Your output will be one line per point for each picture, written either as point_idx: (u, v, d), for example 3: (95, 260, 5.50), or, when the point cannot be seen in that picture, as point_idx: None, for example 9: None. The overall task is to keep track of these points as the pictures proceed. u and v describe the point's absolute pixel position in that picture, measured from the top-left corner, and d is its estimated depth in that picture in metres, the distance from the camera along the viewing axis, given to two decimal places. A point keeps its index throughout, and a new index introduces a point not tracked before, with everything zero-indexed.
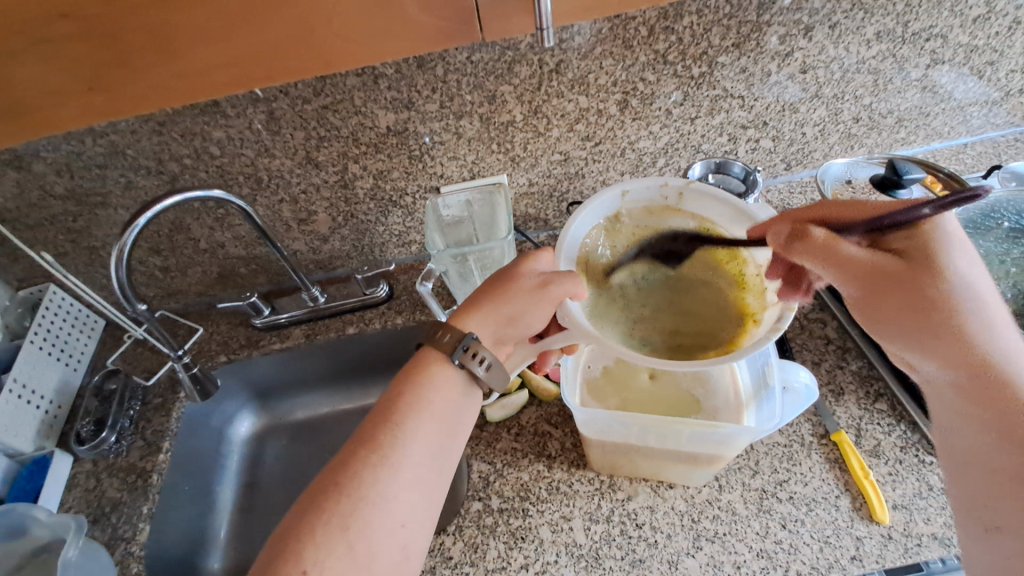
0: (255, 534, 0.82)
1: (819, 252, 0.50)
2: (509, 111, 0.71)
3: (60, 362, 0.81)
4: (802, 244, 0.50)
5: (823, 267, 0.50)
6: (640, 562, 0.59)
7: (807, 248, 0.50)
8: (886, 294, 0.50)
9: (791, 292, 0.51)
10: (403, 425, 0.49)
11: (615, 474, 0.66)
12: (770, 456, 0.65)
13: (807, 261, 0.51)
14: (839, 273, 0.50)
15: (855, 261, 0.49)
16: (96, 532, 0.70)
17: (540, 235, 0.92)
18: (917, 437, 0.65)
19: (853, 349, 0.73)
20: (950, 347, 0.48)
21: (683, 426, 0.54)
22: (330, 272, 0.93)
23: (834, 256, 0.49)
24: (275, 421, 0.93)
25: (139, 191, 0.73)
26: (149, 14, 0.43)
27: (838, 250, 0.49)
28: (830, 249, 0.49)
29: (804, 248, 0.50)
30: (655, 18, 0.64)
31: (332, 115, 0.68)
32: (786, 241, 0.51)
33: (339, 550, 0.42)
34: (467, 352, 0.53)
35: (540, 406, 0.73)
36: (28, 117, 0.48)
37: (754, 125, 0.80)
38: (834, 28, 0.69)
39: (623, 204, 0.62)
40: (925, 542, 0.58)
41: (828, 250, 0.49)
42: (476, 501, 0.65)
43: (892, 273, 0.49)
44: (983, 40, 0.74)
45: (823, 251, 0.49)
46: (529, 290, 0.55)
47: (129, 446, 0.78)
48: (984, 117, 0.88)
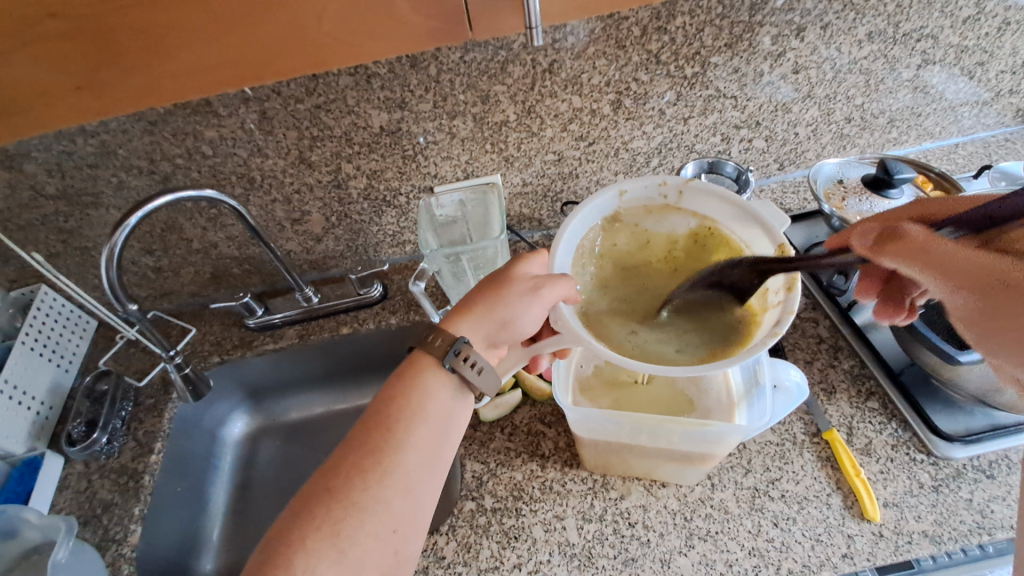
0: (248, 535, 0.81)
1: (916, 251, 0.41)
2: (503, 111, 0.72)
3: (51, 363, 0.81)
4: (892, 245, 0.43)
5: (924, 272, 0.42)
6: (632, 561, 0.59)
7: (901, 249, 0.42)
8: (1021, 311, 0.37)
9: (793, 295, 0.51)
10: (395, 429, 0.49)
11: (608, 474, 0.66)
12: (762, 454, 0.66)
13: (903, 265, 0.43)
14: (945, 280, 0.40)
15: (968, 265, 0.39)
16: (88, 534, 0.70)
17: (534, 234, 0.92)
18: (908, 435, 0.66)
19: (844, 348, 0.74)
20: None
21: (674, 425, 0.55)
22: (324, 272, 0.93)
23: (937, 255, 0.40)
24: (268, 421, 0.92)
25: (131, 191, 0.73)
26: (137, 12, 0.43)
27: (940, 248, 0.40)
28: (931, 248, 0.41)
29: (894, 250, 0.43)
30: (648, 18, 0.64)
31: (325, 115, 0.68)
32: (872, 242, 0.45)
33: (331, 556, 0.42)
34: (459, 357, 0.53)
35: (533, 405, 0.73)
36: (16, 117, 0.48)
37: (747, 125, 0.80)
38: (826, 28, 0.70)
39: (621, 204, 0.61)
40: (916, 540, 0.58)
41: (923, 248, 0.41)
42: (469, 501, 0.65)
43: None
44: (974, 41, 0.75)
45: (917, 248, 0.41)
46: (522, 293, 0.55)
47: (121, 447, 0.77)
48: (975, 117, 0.89)
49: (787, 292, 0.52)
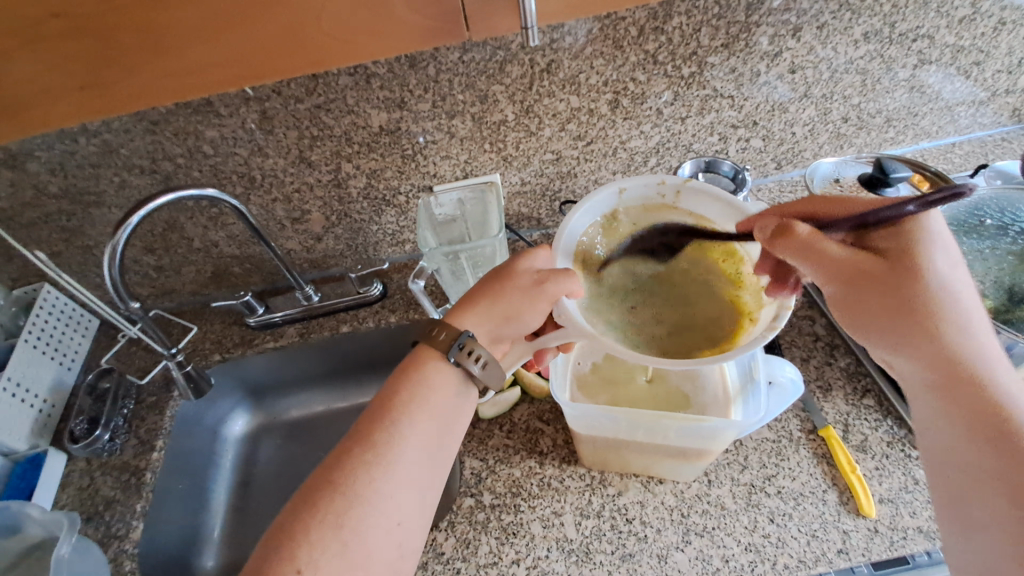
0: (248, 532, 0.82)
1: (802, 247, 0.50)
2: (501, 111, 0.72)
3: (54, 361, 0.81)
4: (787, 240, 0.50)
5: (804, 264, 0.51)
6: (630, 557, 0.60)
7: (792, 245, 0.50)
8: (867, 294, 0.51)
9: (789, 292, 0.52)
10: (398, 423, 0.50)
11: (606, 470, 0.66)
12: (759, 451, 0.66)
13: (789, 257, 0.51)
14: (816, 271, 0.50)
15: (837, 258, 0.50)
16: (90, 530, 0.70)
17: (533, 233, 0.93)
18: (903, 432, 0.66)
19: (841, 346, 0.74)
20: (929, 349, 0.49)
21: (670, 422, 0.55)
22: (324, 271, 0.93)
23: (816, 251, 0.50)
24: (269, 419, 0.93)
25: (133, 190, 0.74)
26: (138, 12, 0.44)
27: (823, 245, 0.50)
28: (814, 244, 0.50)
29: (789, 245, 0.50)
30: (645, 19, 0.64)
31: (325, 115, 0.68)
32: (771, 235, 0.52)
33: (334, 548, 0.43)
34: (463, 351, 0.53)
35: (532, 403, 0.74)
36: (21, 117, 0.49)
37: (744, 124, 0.81)
38: (822, 28, 0.70)
39: (620, 202, 0.63)
40: (911, 535, 0.59)
41: (811, 246, 0.50)
42: (468, 497, 0.66)
43: (871, 272, 0.50)
44: (969, 41, 0.75)
45: (809, 245, 0.50)
46: (526, 288, 0.56)
47: (123, 445, 0.78)
48: (971, 117, 0.89)
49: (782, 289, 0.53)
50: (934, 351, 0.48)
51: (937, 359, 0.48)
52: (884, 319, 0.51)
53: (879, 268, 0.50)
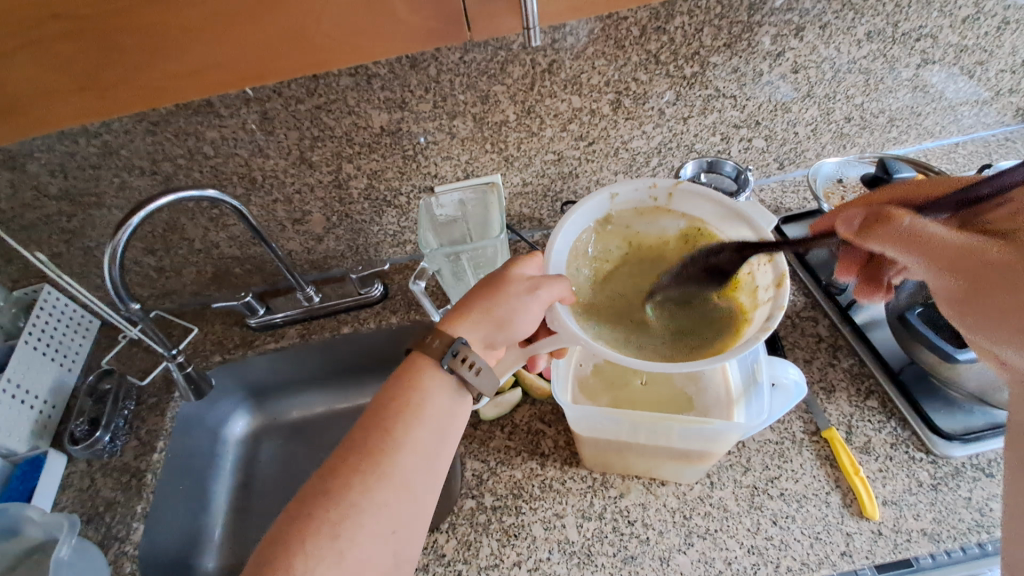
0: (249, 533, 0.82)
1: (898, 235, 0.45)
2: (503, 111, 0.72)
3: (54, 362, 0.81)
4: (880, 227, 0.46)
5: (903, 252, 0.45)
6: (632, 559, 0.60)
7: (885, 232, 0.46)
8: (991, 283, 0.41)
9: (782, 291, 0.51)
10: (394, 430, 0.49)
11: (607, 472, 0.66)
12: (761, 453, 0.66)
13: (885, 246, 0.46)
14: (921, 257, 0.44)
15: (943, 242, 0.43)
16: (90, 532, 0.70)
17: (534, 234, 0.92)
18: (907, 433, 0.66)
19: (844, 347, 0.74)
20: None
21: (674, 423, 0.54)
22: (325, 272, 0.93)
23: (918, 237, 0.44)
24: (270, 420, 0.93)
25: (134, 191, 0.73)
26: (138, 13, 0.43)
27: (926, 229, 0.44)
28: (916, 229, 0.44)
29: (885, 232, 0.46)
30: (647, 19, 0.64)
31: (326, 115, 0.68)
32: (860, 226, 0.49)
33: (330, 558, 0.42)
34: (457, 357, 0.53)
35: (533, 404, 0.74)
36: (19, 118, 0.48)
37: (747, 124, 0.81)
38: (825, 28, 0.70)
39: (613, 207, 0.62)
40: (914, 538, 0.59)
41: (910, 232, 0.44)
42: (469, 499, 0.66)
43: (1002, 258, 0.41)
44: (973, 40, 0.75)
45: (907, 231, 0.44)
46: (517, 292, 0.56)
47: (123, 446, 0.78)
48: (974, 117, 0.89)
49: (776, 289, 0.52)
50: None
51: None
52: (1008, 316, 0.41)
53: (1000, 251, 0.41)
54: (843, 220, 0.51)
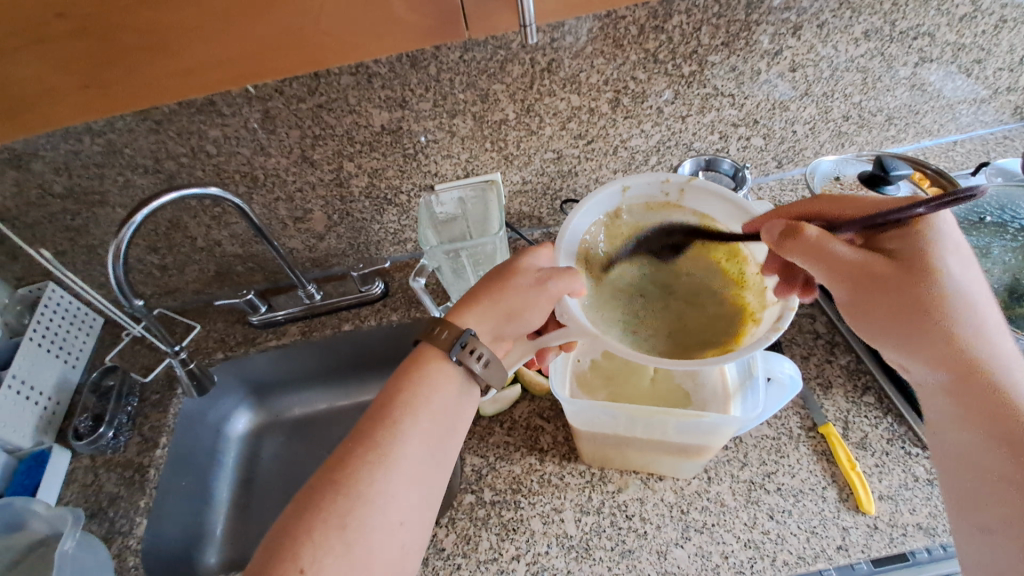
0: (251, 528, 0.82)
1: (810, 249, 0.49)
2: (502, 109, 0.72)
3: (59, 359, 0.82)
4: (797, 241, 0.50)
5: (813, 266, 0.50)
6: (629, 553, 0.60)
7: (801, 246, 0.49)
8: (878, 292, 0.51)
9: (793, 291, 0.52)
10: (401, 423, 0.50)
11: (606, 467, 0.67)
12: (759, 448, 0.66)
13: (802, 260, 0.50)
14: (829, 271, 0.50)
15: (845, 258, 0.50)
16: (94, 526, 0.71)
17: (534, 233, 0.93)
18: (903, 429, 0.66)
19: (841, 344, 0.74)
20: (936, 349, 0.49)
21: (669, 416, 0.55)
22: (326, 270, 0.94)
23: (824, 256, 0.50)
24: (272, 418, 0.94)
25: (137, 190, 0.74)
26: (139, 12, 0.44)
27: (829, 246, 0.50)
28: (823, 245, 0.50)
29: (796, 246, 0.50)
30: (645, 17, 0.65)
31: (327, 114, 0.69)
32: (779, 236, 0.51)
33: (337, 549, 0.43)
34: (466, 349, 0.54)
35: (532, 400, 0.74)
36: (27, 116, 0.49)
37: (745, 123, 0.81)
38: (822, 27, 0.70)
39: (623, 200, 0.62)
40: (910, 532, 0.59)
41: (819, 246, 0.50)
42: (468, 494, 0.66)
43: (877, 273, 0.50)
44: (971, 39, 0.75)
45: (817, 246, 0.50)
46: (527, 286, 0.56)
47: (127, 442, 0.79)
48: (973, 115, 0.89)
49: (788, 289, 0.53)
50: (944, 350, 0.49)
51: (952, 361, 0.48)
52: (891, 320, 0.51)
53: (887, 268, 0.50)
54: (766, 227, 0.52)
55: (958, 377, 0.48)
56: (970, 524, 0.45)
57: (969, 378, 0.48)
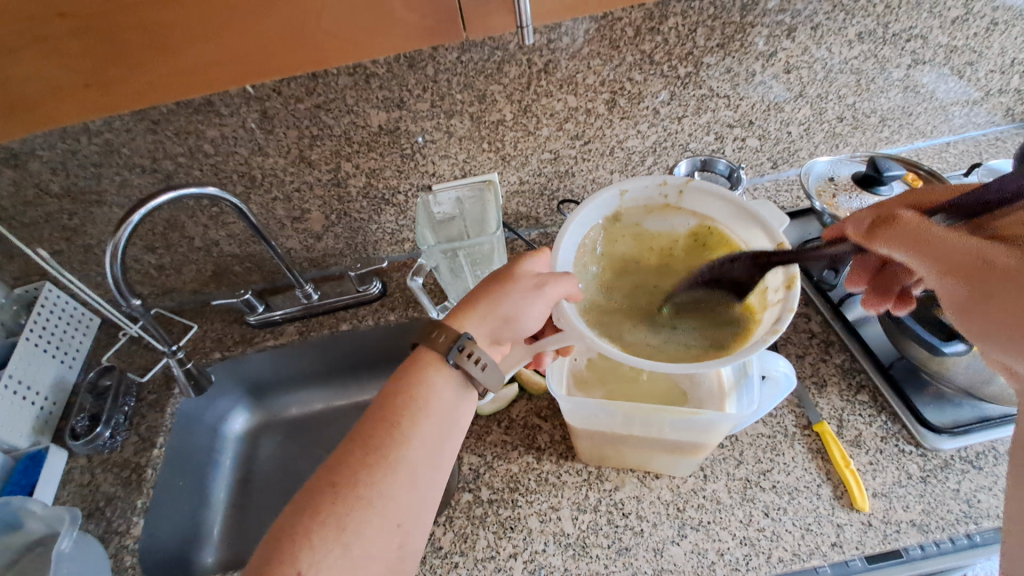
0: (248, 528, 0.82)
1: (903, 236, 0.45)
2: (500, 110, 0.73)
3: (55, 359, 0.82)
4: (886, 230, 0.47)
5: (909, 254, 0.45)
6: (626, 550, 0.61)
7: (893, 234, 0.46)
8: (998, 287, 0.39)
9: (792, 293, 0.52)
10: (400, 424, 0.50)
11: (603, 466, 0.67)
12: (754, 446, 0.67)
13: (891, 249, 0.46)
14: (926, 257, 0.43)
15: (952, 244, 0.42)
16: (91, 526, 0.71)
17: (531, 233, 0.93)
18: (897, 427, 0.67)
19: (836, 343, 0.75)
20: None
21: (666, 414, 0.56)
22: (324, 270, 0.94)
23: (921, 240, 0.44)
24: (269, 418, 0.94)
25: (134, 189, 0.74)
26: (141, 12, 0.44)
27: (926, 234, 0.44)
28: (917, 233, 0.44)
29: (891, 236, 0.46)
30: (641, 19, 0.65)
31: (325, 114, 0.69)
32: (867, 228, 0.49)
33: (335, 550, 0.43)
34: (463, 352, 0.54)
35: (529, 400, 0.74)
36: (27, 114, 0.49)
37: (740, 124, 0.82)
38: (816, 29, 0.71)
39: (622, 203, 0.63)
40: (903, 529, 0.60)
41: (913, 232, 0.44)
42: (466, 493, 0.67)
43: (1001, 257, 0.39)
44: (963, 41, 0.76)
45: (911, 234, 0.44)
46: (525, 290, 0.56)
47: (123, 442, 0.78)
48: (965, 117, 0.90)
49: (788, 290, 0.53)
50: None
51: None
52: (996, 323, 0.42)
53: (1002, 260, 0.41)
54: (851, 222, 0.51)
55: None
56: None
57: None
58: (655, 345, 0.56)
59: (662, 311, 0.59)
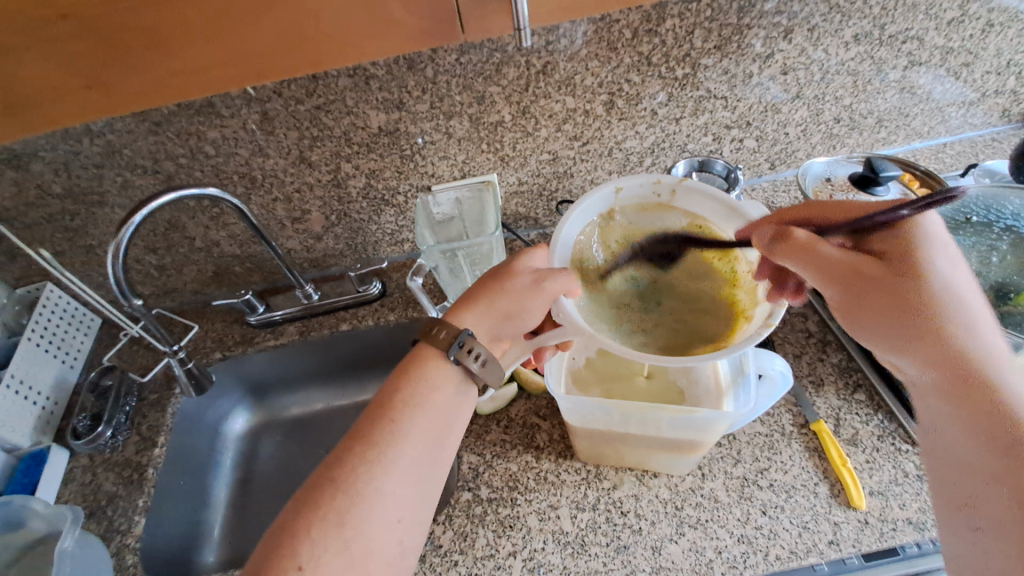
0: (248, 527, 0.83)
1: (799, 252, 0.50)
2: (498, 111, 0.73)
3: (57, 359, 0.82)
4: (784, 245, 0.51)
5: (804, 268, 0.50)
6: (624, 549, 0.61)
7: (789, 250, 0.50)
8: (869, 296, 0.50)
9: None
10: (399, 421, 0.50)
11: (601, 464, 0.68)
12: (751, 445, 0.67)
13: (791, 263, 0.51)
14: (819, 271, 0.50)
15: (833, 261, 0.50)
16: (93, 525, 0.71)
17: (530, 233, 0.94)
18: (893, 426, 0.67)
19: (833, 342, 0.75)
20: (931, 347, 0.46)
21: (663, 412, 0.56)
22: (324, 270, 0.94)
23: (814, 255, 0.50)
24: (269, 417, 0.94)
25: (136, 190, 0.75)
26: (143, 14, 0.45)
27: (817, 251, 0.50)
28: (811, 250, 0.50)
29: (787, 251, 0.51)
30: (638, 21, 0.66)
31: (325, 115, 0.70)
32: (770, 241, 0.52)
33: (336, 546, 0.43)
34: (463, 349, 0.55)
35: (528, 399, 0.75)
36: (29, 115, 0.50)
37: (738, 125, 0.82)
38: (813, 30, 0.71)
39: (617, 201, 0.64)
40: (900, 527, 0.60)
41: (809, 248, 0.50)
42: (465, 491, 0.67)
43: (866, 271, 0.50)
44: (959, 43, 0.77)
45: (807, 250, 0.50)
46: (525, 286, 0.57)
47: (125, 441, 0.79)
48: (962, 117, 0.91)
49: None
50: (941, 351, 0.46)
51: (942, 359, 0.46)
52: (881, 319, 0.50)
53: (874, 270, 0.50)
54: (757, 233, 0.54)
55: (951, 378, 0.45)
56: (954, 530, 0.43)
57: (962, 382, 0.44)
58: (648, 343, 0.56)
59: (655, 310, 0.59)
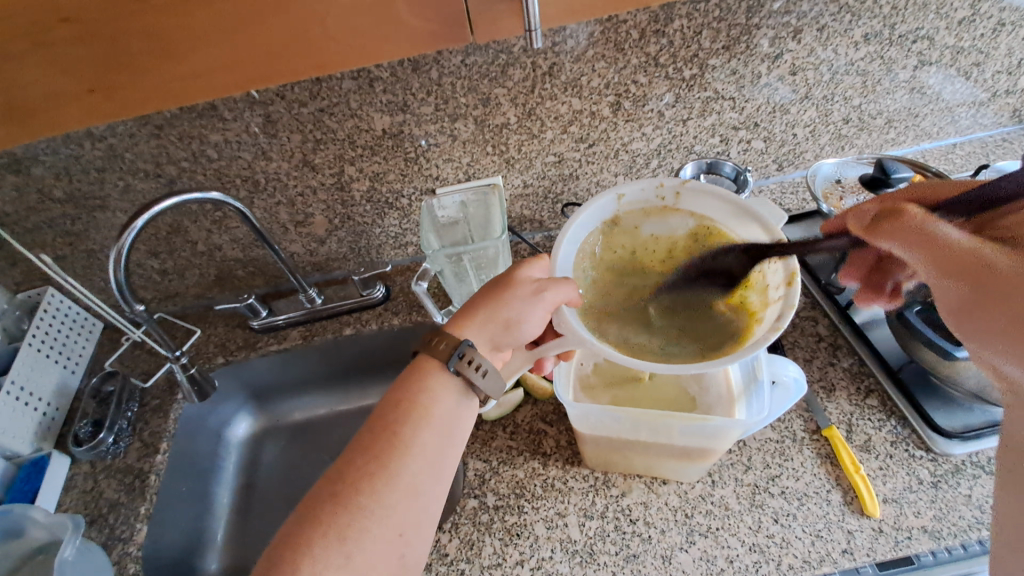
0: (252, 534, 0.82)
1: (908, 227, 0.40)
2: (504, 113, 0.72)
3: (58, 364, 0.81)
4: (890, 221, 0.42)
5: (913, 251, 0.40)
6: (634, 558, 0.60)
7: (897, 226, 0.41)
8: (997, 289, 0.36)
9: (792, 289, 0.51)
10: (401, 432, 0.50)
11: (609, 471, 0.67)
12: (762, 452, 0.66)
13: (896, 243, 0.41)
14: (929, 258, 0.39)
15: (957, 243, 0.38)
16: (94, 533, 0.70)
17: (535, 236, 0.93)
18: (907, 431, 0.66)
19: (844, 347, 0.74)
20: None
21: (675, 420, 0.55)
22: (327, 274, 0.94)
23: (931, 235, 0.39)
24: (272, 422, 0.93)
25: (137, 194, 0.74)
26: (144, 17, 0.44)
27: (936, 228, 0.39)
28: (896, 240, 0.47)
29: (893, 228, 0.41)
30: (646, 22, 0.65)
31: (329, 118, 0.69)
32: (873, 219, 0.44)
33: (337, 561, 0.42)
34: (463, 359, 0.54)
35: (535, 404, 0.74)
36: (29, 120, 0.49)
37: (745, 126, 0.81)
38: (822, 30, 0.71)
39: (620, 207, 0.62)
40: (915, 535, 0.59)
41: (925, 226, 0.40)
42: (471, 499, 0.66)
43: (993, 262, 0.37)
44: (970, 42, 0.76)
45: (917, 225, 0.40)
46: (527, 292, 0.56)
47: (127, 447, 0.78)
48: (972, 117, 0.89)
49: (788, 287, 0.52)
50: None
51: None
52: (994, 325, 0.37)
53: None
54: (853, 216, 0.46)
55: None
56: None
57: None
58: (659, 349, 0.55)
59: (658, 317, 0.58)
